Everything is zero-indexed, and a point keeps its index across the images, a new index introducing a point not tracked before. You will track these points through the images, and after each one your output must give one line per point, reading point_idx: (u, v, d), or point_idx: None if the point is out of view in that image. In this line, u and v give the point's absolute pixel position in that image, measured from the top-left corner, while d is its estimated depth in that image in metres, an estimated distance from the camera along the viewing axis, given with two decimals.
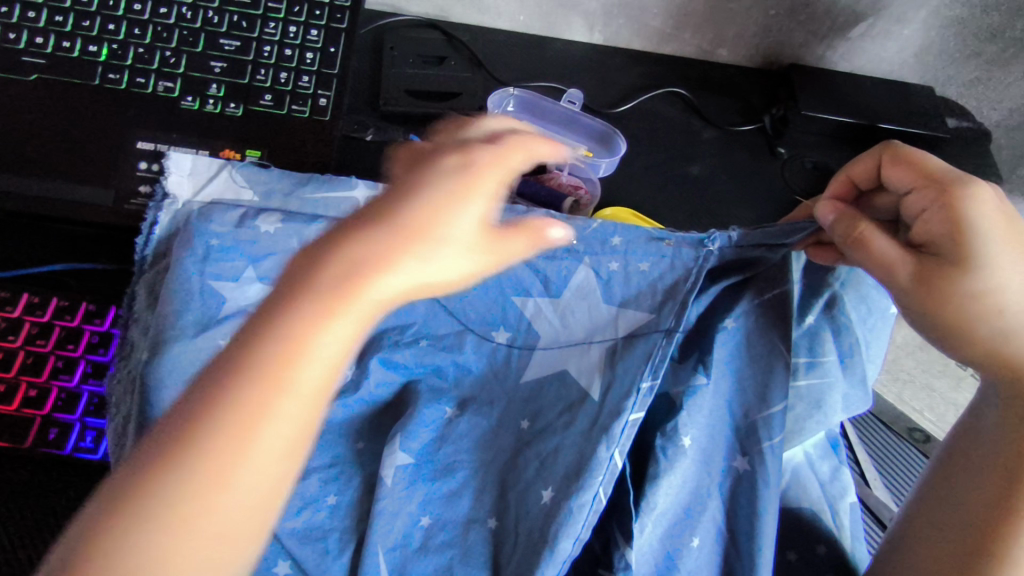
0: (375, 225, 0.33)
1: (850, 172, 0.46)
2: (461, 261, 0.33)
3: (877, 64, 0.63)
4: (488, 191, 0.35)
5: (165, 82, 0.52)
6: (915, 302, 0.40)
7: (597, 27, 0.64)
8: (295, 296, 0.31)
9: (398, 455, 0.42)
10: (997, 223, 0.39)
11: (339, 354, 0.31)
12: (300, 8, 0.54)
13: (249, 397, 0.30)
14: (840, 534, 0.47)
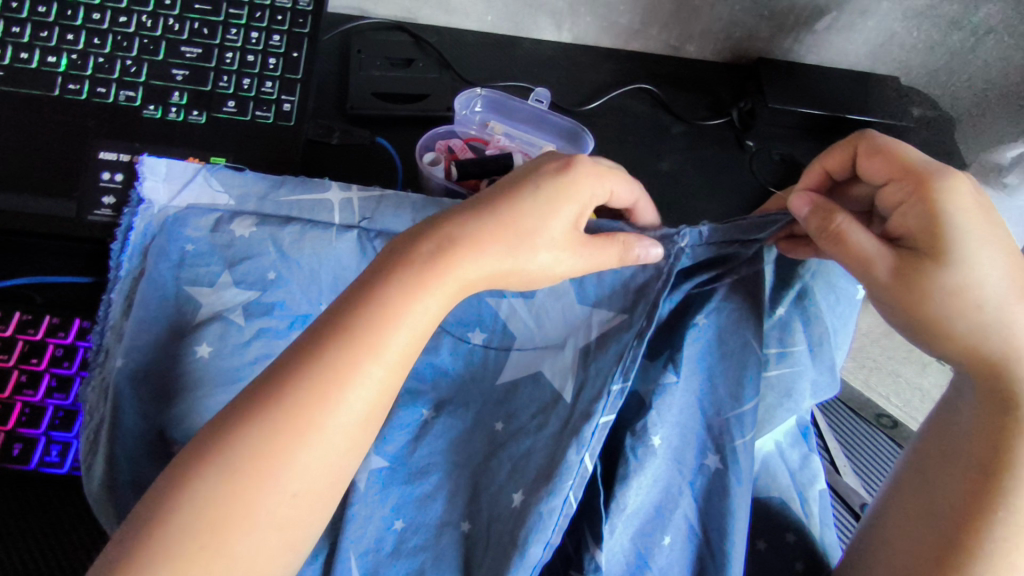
0: (470, 218, 0.41)
1: (827, 164, 0.46)
2: (564, 262, 0.41)
3: (843, 56, 0.70)
4: (582, 200, 0.42)
5: (126, 91, 0.53)
6: (893, 298, 0.40)
7: (566, 26, 0.69)
8: (398, 271, 0.38)
9: (372, 459, 0.45)
10: (972, 217, 0.39)
11: (424, 327, 0.38)
12: (261, 13, 0.55)
13: (341, 359, 0.36)
14: (809, 522, 0.46)
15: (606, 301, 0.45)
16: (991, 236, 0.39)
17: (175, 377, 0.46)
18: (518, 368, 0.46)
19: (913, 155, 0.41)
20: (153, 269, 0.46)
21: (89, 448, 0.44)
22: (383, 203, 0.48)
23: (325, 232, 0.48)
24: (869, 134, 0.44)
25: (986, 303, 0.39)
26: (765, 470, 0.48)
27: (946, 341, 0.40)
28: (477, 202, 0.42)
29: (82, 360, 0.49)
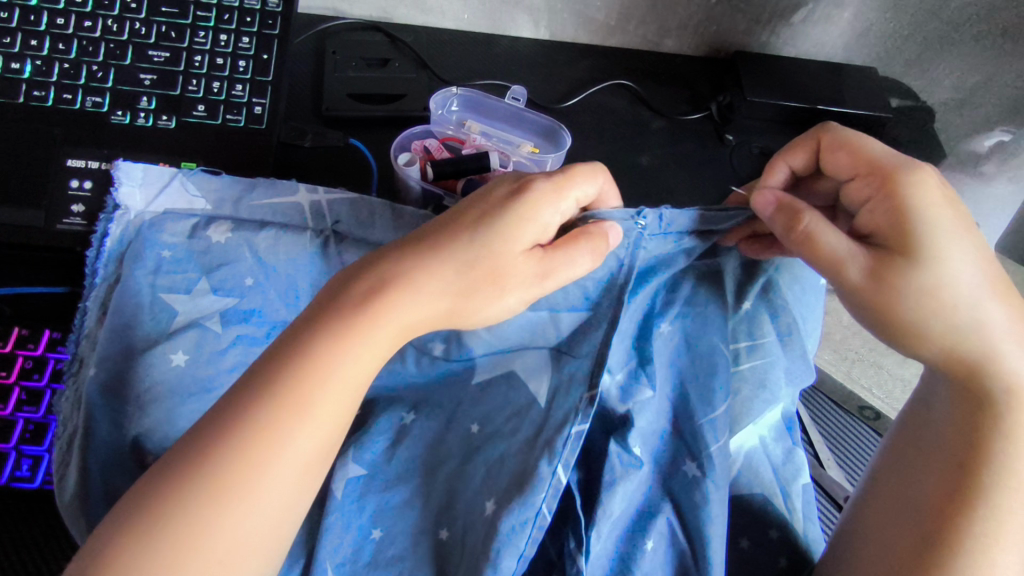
0: (399, 263, 0.39)
1: (791, 162, 0.46)
2: (522, 292, 0.40)
3: (820, 48, 0.70)
4: (543, 223, 0.40)
5: (93, 97, 0.52)
6: (868, 297, 0.40)
7: (543, 23, 0.69)
8: (320, 328, 0.37)
9: (350, 467, 0.44)
10: (942, 212, 0.40)
11: (352, 382, 0.37)
12: (230, 15, 0.54)
13: (290, 396, 0.35)
14: (792, 518, 0.45)
15: (576, 298, 0.44)
16: (961, 234, 0.40)
17: (148, 387, 0.44)
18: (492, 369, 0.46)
19: (875, 148, 0.42)
20: (129, 276, 0.45)
21: (59, 461, 0.42)
22: (354, 206, 0.47)
23: (299, 236, 0.47)
24: (829, 128, 0.45)
25: (959, 302, 0.39)
26: (747, 465, 0.47)
27: (920, 340, 0.40)
28: (426, 228, 0.41)
29: (53, 372, 0.49)
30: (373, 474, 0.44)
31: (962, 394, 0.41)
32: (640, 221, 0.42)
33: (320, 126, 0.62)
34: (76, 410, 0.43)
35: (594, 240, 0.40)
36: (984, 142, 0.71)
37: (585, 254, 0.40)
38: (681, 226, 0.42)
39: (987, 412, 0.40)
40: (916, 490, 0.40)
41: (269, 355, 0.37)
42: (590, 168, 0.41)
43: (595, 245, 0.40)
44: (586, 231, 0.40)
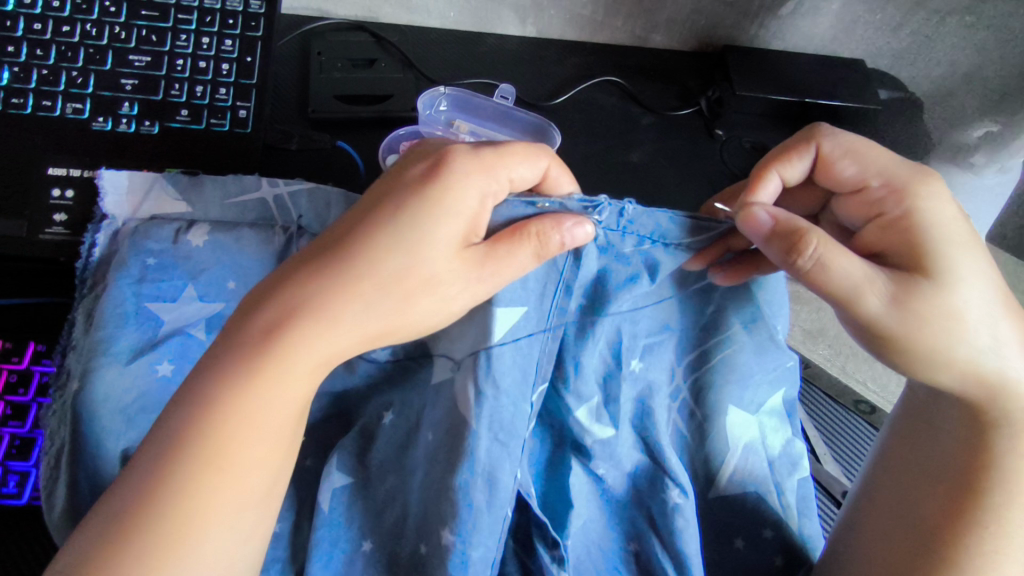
0: (307, 287, 0.36)
1: (783, 172, 0.45)
2: (458, 295, 0.36)
3: (809, 41, 0.70)
4: (467, 211, 0.36)
5: (74, 104, 0.51)
6: (892, 323, 0.38)
7: (530, 20, 0.68)
8: (230, 371, 0.35)
9: (333, 477, 0.42)
10: (954, 234, 0.39)
11: (271, 421, 0.35)
12: (211, 18, 0.53)
13: (216, 441, 0.34)
14: (786, 515, 0.45)
15: (527, 294, 0.37)
16: (978, 256, 0.39)
17: (132, 398, 0.43)
18: (442, 374, 0.40)
19: (878, 160, 0.42)
20: (112, 286, 0.44)
21: (48, 477, 0.42)
22: (313, 196, 0.48)
23: (267, 233, 0.47)
24: (825, 133, 0.44)
25: (978, 326, 0.39)
26: (743, 461, 0.45)
27: (946, 367, 0.39)
28: (336, 235, 0.38)
29: (38, 385, 0.48)
30: (363, 479, 0.42)
31: (974, 415, 0.40)
32: (598, 218, 0.37)
33: (307, 129, 0.61)
34: (64, 425, 0.42)
35: (535, 229, 0.35)
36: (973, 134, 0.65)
37: (526, 245, 0.35)
38: (657, 229, 0.38)
39: (1001, 432, 0.39)
40: (931, 509, 0.40)
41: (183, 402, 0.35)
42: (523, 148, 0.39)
43: (536, 237, 0.35)
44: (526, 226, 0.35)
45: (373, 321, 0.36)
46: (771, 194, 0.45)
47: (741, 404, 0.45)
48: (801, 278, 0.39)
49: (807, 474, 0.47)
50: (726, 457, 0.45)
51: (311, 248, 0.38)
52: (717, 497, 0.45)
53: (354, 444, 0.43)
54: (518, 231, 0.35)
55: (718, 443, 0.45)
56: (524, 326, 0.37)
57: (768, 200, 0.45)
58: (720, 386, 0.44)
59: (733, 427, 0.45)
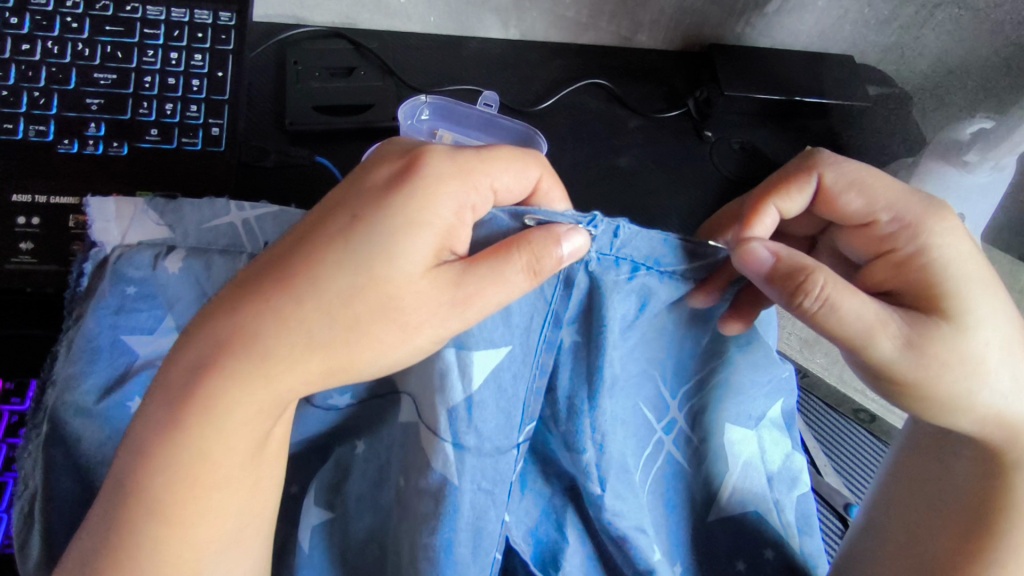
0: (261, 320, 0.32)
1: (781, 205, 0.44)
2: (434, 321, 0.33)
3: (795, 38, 0.69)
4: (440, 224, 0.33)
5: (37, 125, 0.49)
6: (909, 369, 0.38)
7: (512, 23, 0.67)
8: (180, 420, 0.32)
9: (310, 513, 0.41)
10: (969, 272, 0.39)
11: (231, 467, 0.33)
12: (179, 32, 0.51)
13: (176, 491, 0.33)
14: (786, 533, 0.44)
15: (510, 331, 0.35)
16: (997, 297, 0.39)
17: (106, 440, 0.41)
18: (409, 414, 0.37)
19: (886, 193, 0.41)
20: (89, 318, 0.41)
21: (22, 524, 0.40)
22: (277, 219, 0.46)
23: (236, 259, 0.44)
24: (826, 163, 0.43)
25: (998, 370, 0.38)
26: (742, 480, 0.44)
27: (968, 412, 0.39)
28: (281, 252, 0.34)
29: (6, 426, 0.45)
30: (341, 514, 0.41)
31: (995, 456, 0.40)
32: (591, 232, 0.34)
33: (285, 143, 0.59)
34: (39, 468, 0.40)
35: (528, 245, 0.32)
36: (965, 129, 0.59)
37: (517, 262, 0.32)
38: (655, 255, 0.36)
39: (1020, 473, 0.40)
40: (947, 548, 0.41)
41: (135, 452, 0.33)
42: (514, 155, 0.37)
43: (529, 251, 0.32)
44: (522, 238, 0.33)
45: (327, 355, 0.33)
46: (767, 226, 0.43)
47: (741, 422, 0.44)
48: (807, 317, 0.38)
49: (806, 489, 0.46)
50: (726, 477, 0.44)
51: (254, 265, 0.34)
52: (717, 519, 0.44)
53: (338, 478, 0.41)
54: (509, 246, 0.33)
55: (719, 464, 0.44)
56: (507, 365, 0.35)
57: (764, 234, 0.43)
58: (720, 407, 0.43)
59: (733, 443, 0.44)
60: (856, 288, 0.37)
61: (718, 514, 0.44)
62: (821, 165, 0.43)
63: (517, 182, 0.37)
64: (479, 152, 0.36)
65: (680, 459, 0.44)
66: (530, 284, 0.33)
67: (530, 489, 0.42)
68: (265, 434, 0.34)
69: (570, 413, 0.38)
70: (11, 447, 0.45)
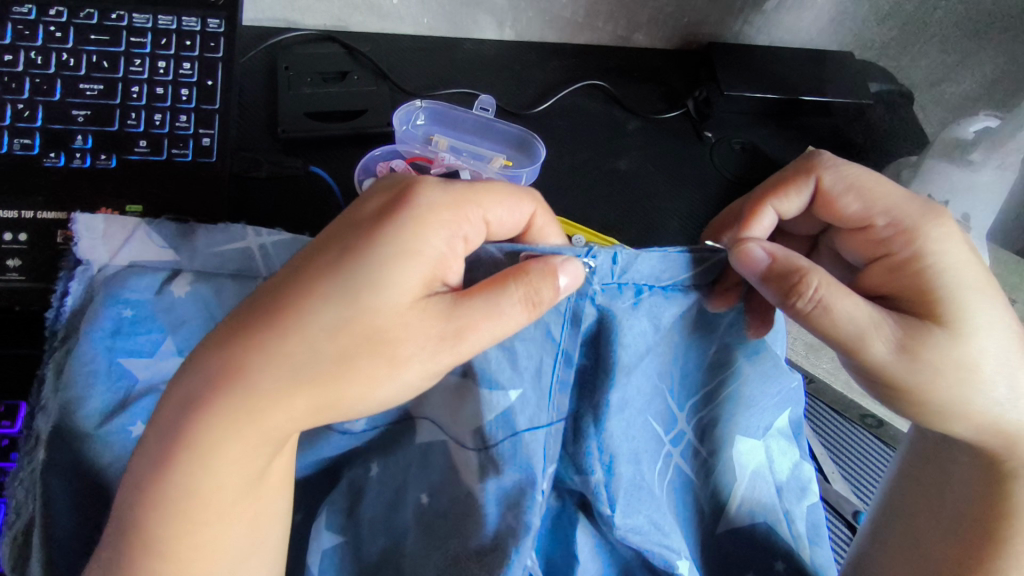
0: (248, 356, 0.31)
1: (779, 206, 0.44)
2: (427, 355, 0.32)
3: (795, 35, 0.68)
4: (432, 254, 0.33)
5: (22, 139, 0.47)
6: (902, 373, 0.37)
7: (507, 23, 0.65)
8: (173, 460, 0.31)
9: (322, 538, 0.41)
10: (963, 274, 0.38)
11: (227, 504, 0.32)
12: (167, 39, 0.50)
13: (175, 528, 0.32)
14: (796, 543, 0.44)
15: (518, 374, 0.36)
16: (997, 304, 0.38)
17: (112, 463, 0.41)
18: (431, 435, 0.40)
19: (884, 197, 0.40)
20: (83, 342, 0.42)
21: (17, 555, 0.39)
22: (291, 247, 0.46)
23: (249, 284, 0.45)
24: (825, 166, 0.43)
25: (994, 377, 0.37)
26: (751, 491, 0.44)
27: (965, 418, 0.38)
28: (268, 285, 0.33)
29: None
30: (351, 538, 0.41)
31: (994, 463, 0.40)
32: (588, 262, 0.34)
33: (277, 152, 0.57)
34: (35, 495, 0.39)
35: (523, 278, 0.32)
36: (969, 127, 0.58)
37: (513, 294, 0.32)
38: (652, 276, 0.35)
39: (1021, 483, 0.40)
40: (951, 558, 0.41)
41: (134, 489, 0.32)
42: (509, 189, 0.36)
43: (525, 284, 0.32)
44: (519, 271, 0.33)
45: (313, 391, 0.32)
46: (764, 228, 0.44)
47: (748, 432, 0.44)
48: (800, 319, 0.37)
49: (816, 499, 0.46)
50: (734, 489, 0.43)
51: (242, 300, 0.33)
52: (726, 531, 0.43)
53: (352, 502, 0.42)
54: (504, 280, 0.33)
55: (728, 475, 0.43)
56: (519, 408, 0.36)
57: (760, 235, 0.44)
58: (728, 421, 0.43)
59: (741, 454, 0.44)
60: (851, 291, 0.36)
61: (728, 527, 0.43)
62: (820, 168, 0.43)
63: (511, 215, 0.36)
64: (473, 183, 0.36)
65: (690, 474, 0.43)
66: (527, 317, 0.33)
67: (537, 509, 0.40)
68: (261, 470, 0.33)
69: (579, 435, 0.37)
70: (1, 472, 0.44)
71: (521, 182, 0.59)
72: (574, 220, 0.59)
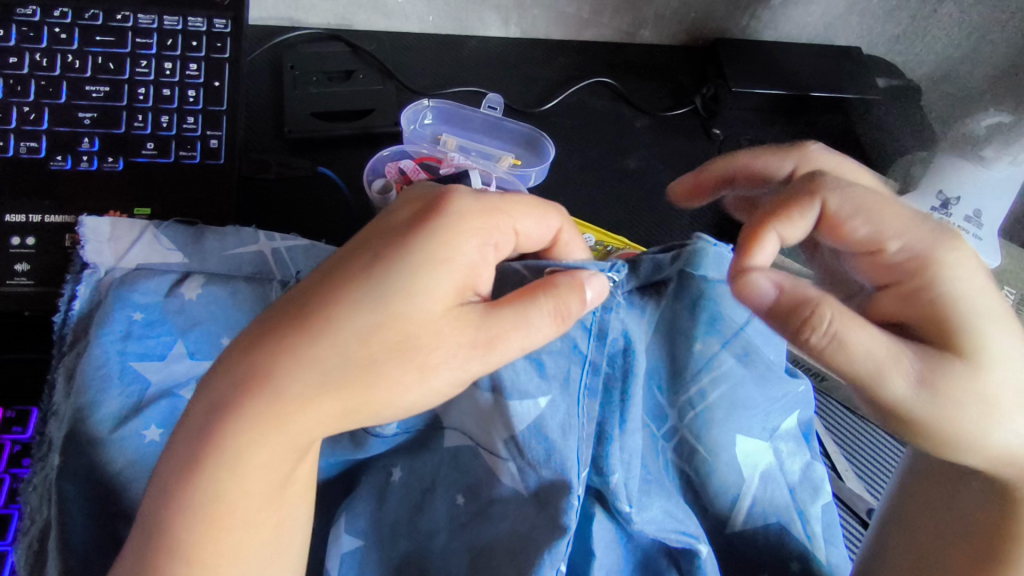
0: (277, 360, 0.31)
1: (781, 232, 0.37)
2: (456, 360, 0.32)
3: (801, 30, 0.67)
4: (463, 262, 0.33)
5: (28, 142, 0.47)
6: (922, 410, 0.34)
7: (513, 20, 0.65)
8: (197, 461, 0.31)
9: (344, 541, 0.41)
10: (978, 303, 0.35)
11: (251, 507, 0.32)
12: (172, 40, 0.49)
13: (199, 532, 0.31)
14: (812, 544, 0.43)
15: (546, 382, 0.37)
16: (1011, 329, 0.35)
17: (126, 466, 0.40)
18: (458, 440, 0.41)
19: (894, 220, 0.36)
20: (94, 346, 0.41)
21: (32, 561, 0.39)
22: (309, 252, 0.47)
23: (264, 288, 0.45)
24: (831, 186, 0.37)
25: (1013, 411, 0.35)
26: (759, 493, 0.43)
27: (980, 451, 0.36)
28: (301, 288, 0.33)
29: (9, 456, 0.43)
30: (371, 542, 0.41)
31: (1003, 490, 0.38)
32: (613, 276, 0.37)
33: (285, 153, 0.57)
34: (51, 501, 0.39)
35: (555, 291, 0.33)
36: (980, 121, 0.57)
37: (543, 306, 0.33)
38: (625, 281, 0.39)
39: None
40: None
41: (154, 494, 0.32)
42: (537, 202, 0.37)
43: (556, 297, 0.33)
44: (548, 284, 0.34)
45: (342, 397, 0.31)
46: (767, 257, 0.37)
47: (748, 433, 0.43)
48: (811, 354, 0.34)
49: (830, 499, 0.45)
50: (740, 491, 0.42)
51: (273, 304, 0.34)
52: (736, 531, 0.43)
53: (374, 506, 0.42)
54: (533, 290, 0.33)
55: (723, 478, 0.42)
56: (550, 413, 0.36)
57: (765, 266, 0.36)
58: (706, 426, 0.42)
59: (747, 456, 0.43)
60: (866, 321, 0.34)
61: (739, 522, 0.43)
62: (825, 189, 0.37)
63: (539, 227, 0.37)
64: (504, 194, 0.37)
65: (686, 471, 0.43)
66: (555, 330, 0.33)
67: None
68: (286, 477, 0.33)
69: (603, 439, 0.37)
70: (15, 478, 0.43)
71: (529, 182, 0.59)
72: (583, 219, 0.59)
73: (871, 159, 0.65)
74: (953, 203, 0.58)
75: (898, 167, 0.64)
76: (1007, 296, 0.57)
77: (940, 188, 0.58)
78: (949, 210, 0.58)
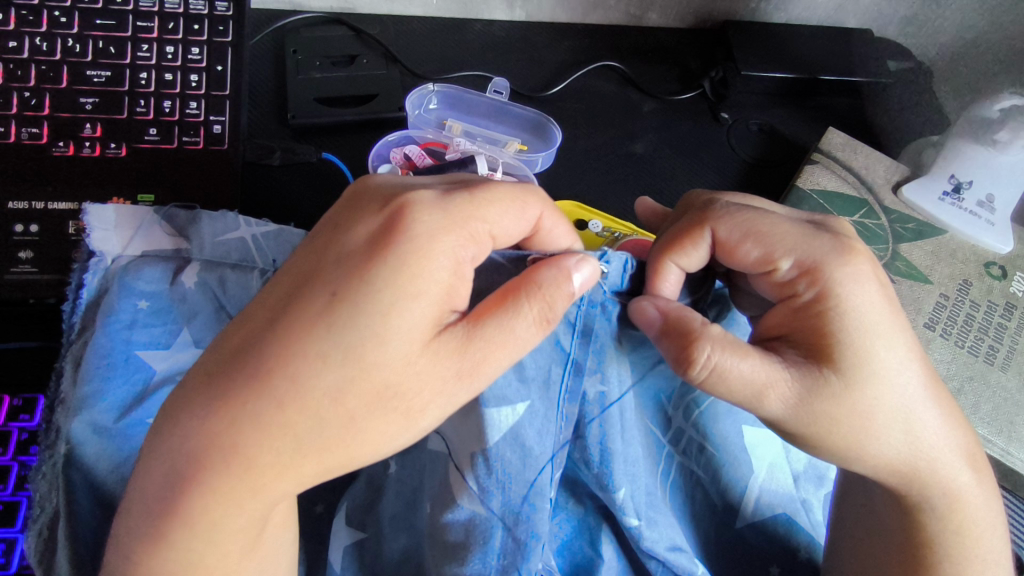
0: (234, 426, 0.30)
1: (680, 262, 0.38)
2: (439, 406, 0.32)
3: (812, 12, 0.66)
4: (437, 291, 0.32)
5: (29, 128, 0.46)
6: (793, 421, 0.35)
7: (518, 3, 0.63)
8: (179, 492, 0.31)
9: (344, 536, 0.41)
10: (867, 316, 0.35)
11: (231, 532, 0.32)
12: (174, 24, 0.49)
13: (179, 563, 0.32)
14: (816, 533, 0.43)
15: (526, 387, 0.35)
16: (898, 344, 0.35)
17: (124, 459, 0.40)
18: (438, 446, 0.37)
19: (783, 241, 0.37)
20: (100, 334, 0.41)
21: (43, 549, 0.39)
22: (280, 238, 0.46)
23: (246, 276, 0.45)
24: (718, 214, 0.38)
25: (888, 427, 0.35)
26: (766, 484, 0.43)
27: (861, 461, 0.36)
28: (249, 339, 0.31)
29: (17, 444, 0.43)
30: (372, 534, 0.41)
31: (899, 497, 0.38)
32: (603, 267, 0.36)
33: (289, 139, 0.56)
34: (59, 490, 0.39)
35: (540, 296, 0.32)
36: (993, 105, 0.56)
37: (529, 315, 0.32)
38: (615, 277, 0.37)
39: (927, 513, 0.38)
40: None
41: (146, 496, 0.32)
42: (514, 195, 0.36)
43: (540, 300, 0.32)
44: (534, 290, 0.32)
45: (322, 457, 0.31)
46: (672, 288, 0.38)
47: (748, 424, 0.43)
48: (697, 384, 0.35)
49: (832, 488, 0.46)
50: (749, 483, 0.42)
51: (212, 351, 0.33)
52: (741, 529, 0.42)
53: (371, 497, 0.42)
54: (518, 302, 0.32)
55: (737, 471, 0.42)
56: (528, 421, 0.35)
57: (670, 295, 0.37)
58: (711, 420, 0.42)
59: (754, 448, 0.43)
60: (748, 349, 0.34)
61: (746, 519, 0.42)
62: (715, 217, 0.38)
63: (516, 223, 0.35)
64: (471, 193, 0.34)
65: (694, 471, 0.42)
66: (542, 336, 0.33)
67: (559, 515, 0.40)
68: (262, 517, 0.33)
69: (604, 459, 0.37)
70: (23, 465, 0.43)
71: (537, 167, 0.59)
72: (587, 205, 0.58)
73: (883, 145, 0.64)
74: (965, 187, 0.57)
75: (909, 151, 0.62)
76: (1020, 282, 0.56)
77: (952, 172, 0.57)
78: (961, 195, 0.57)
